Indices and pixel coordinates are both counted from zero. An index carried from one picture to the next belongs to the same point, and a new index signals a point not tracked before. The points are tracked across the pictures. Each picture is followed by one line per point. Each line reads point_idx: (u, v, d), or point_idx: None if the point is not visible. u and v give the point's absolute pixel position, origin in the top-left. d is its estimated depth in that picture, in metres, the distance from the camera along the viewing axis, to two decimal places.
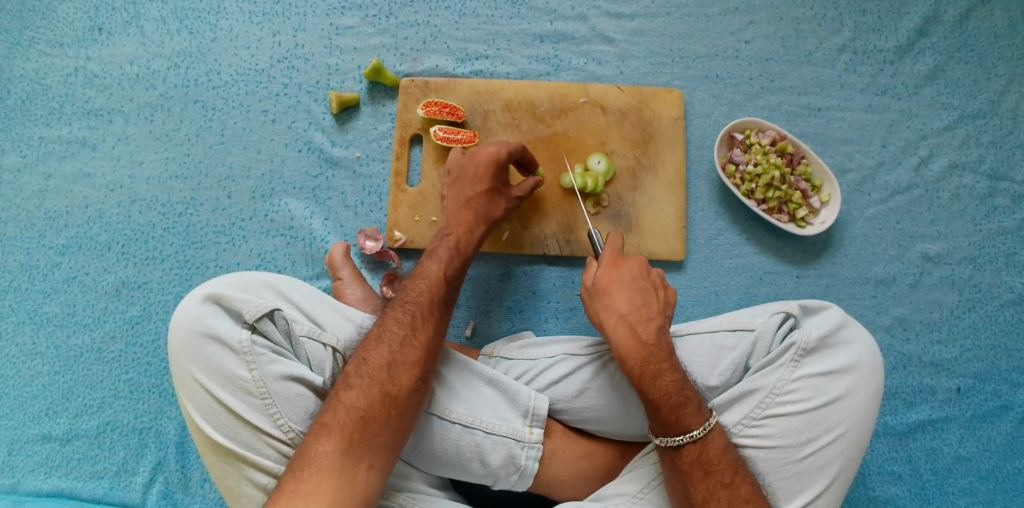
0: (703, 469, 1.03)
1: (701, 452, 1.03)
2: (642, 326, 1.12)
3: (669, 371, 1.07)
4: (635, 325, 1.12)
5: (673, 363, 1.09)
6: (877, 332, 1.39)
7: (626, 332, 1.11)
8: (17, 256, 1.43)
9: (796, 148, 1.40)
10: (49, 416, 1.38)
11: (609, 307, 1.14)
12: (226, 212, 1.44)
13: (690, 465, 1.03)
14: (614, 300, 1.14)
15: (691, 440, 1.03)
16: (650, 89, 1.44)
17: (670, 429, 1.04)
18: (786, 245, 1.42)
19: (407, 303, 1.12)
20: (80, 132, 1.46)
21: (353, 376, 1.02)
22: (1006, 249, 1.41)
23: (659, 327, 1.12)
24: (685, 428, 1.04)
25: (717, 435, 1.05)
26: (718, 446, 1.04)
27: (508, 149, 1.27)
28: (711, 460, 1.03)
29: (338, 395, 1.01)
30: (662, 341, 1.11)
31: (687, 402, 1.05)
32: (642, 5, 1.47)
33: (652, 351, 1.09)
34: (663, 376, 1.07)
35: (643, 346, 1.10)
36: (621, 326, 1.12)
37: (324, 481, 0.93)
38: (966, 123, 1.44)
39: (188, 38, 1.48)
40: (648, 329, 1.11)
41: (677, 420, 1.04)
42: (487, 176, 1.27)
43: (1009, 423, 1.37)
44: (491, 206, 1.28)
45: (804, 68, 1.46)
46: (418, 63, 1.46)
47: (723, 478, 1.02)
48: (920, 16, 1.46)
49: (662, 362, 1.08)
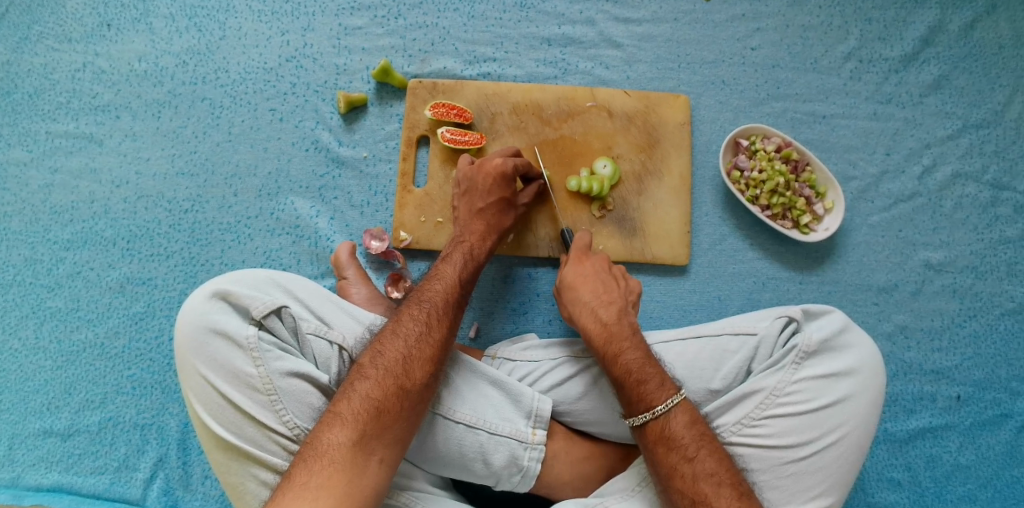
0: (667, 444, 1.03)
1: (664, 428, 1.04)
2: (604, 310, 1.18)
3: (631, 349, 1.12)
4: (596, 310, 1.18)
5: (634, 341, 1.14)
6: (878, 339, 1.40)
7: (589, 316, 1.18)
8: (22, 251, 1.43)
9: (801, 154, 1.41)
10: (51, 411, 1.38)
11: (575, 300, 1.21)
12: (233, 209, 1.44)
13: (655, 442, 1.04)
14: (578, 293, 1.21)
15: (653, 417, 1.05)
16: (657, 93, 1.44)
17: (634, 407, 1.07)
18: (789, 251, 1.42)
19: (423, 302, 1.13)
20: (88, 128, 1.47)
21: (368, 367, 1.03)
22: (1008, 258, 1.42)
23: (620, 310, 1.18)
24: (647, 405, 1.06)
25: (683, 413, 1.05)
26: (684, 421, 1.04)
27: (515, 162, 1.28)
28: (674, 435, 1.03)
29: (351, 386, 1.01)
30: (624, 321, 1.17)
31: (648, 379, 1.08)
32: (650, 10, 1.48)
33: (614, 330, 1.15)
34: (625, 354, 1.12)
35: (604, 328, 1.16)
36: (585, 311, 1.19)
37: (336, 472, 0.93)
38: (969, 132, 1.45)
39: (197, 35, 1.49)
40: (608, 312, 1.17)
41: (640, 397, 1.07)
42: (497, 188, 1.28)
43: (1008, 432, 1.37)
44: (502, 217, 1.29)
45: (809, 75, 1.47)
46: (426, 65, 1.47)
47: (687, 453, 1.01)
48: (926, 26, 1.47)
49: (623, 340, 1.14)
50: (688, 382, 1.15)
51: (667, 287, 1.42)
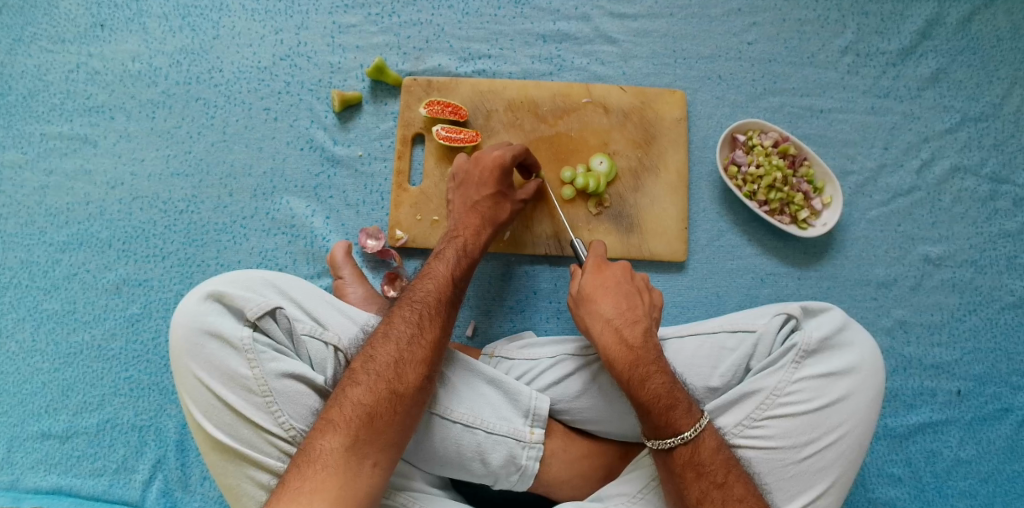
0: (696, 470, 1.02)
1: (693, 454, 1.03)
2: (628, 330, 1.12)
3: (657, 374, 1.07)
4: (621, 329, 1.12)
5: (661, 366, 1.09)
6: (877, 334, 1.40)
7: (612, 336, 1.12)
8: (18, 253, 1.43)
9: (798, 149, 1.40)
10: (49, 413, 1.38)
11: (594, 313, 1.15)
12: (228, 210, 1.43)
13: (683, 467, 1.03)
14: (599, 307, 1.15)
15: (682, 442, 1.03)
16: (653, 89, 1.43)
17: (662, 432, 1.04)
18: (788, 247, 1.42)
19: (415, 302, 1.11)
20: (82, 129, 1.46)
21: (360, 373, 1.02)
22: (1007, 252, 1.41)
23: (645, 330, 1.13)
24: (676, 430, 1.03)
25: (709, 436, 1.04)
26: (710, 447, 1.04)
27: (512, 153, 1.28)
28: (703, 461, 1.03)
29: (344, 391, 1.01)
30: (649, 343, 1.11)
31: (678, 404, 1.05)
32: (646, 5, 1.47)
33: (639, 354, 1.10)
34: (652, 379, 1.07)
35: (630, 350, 1.10)
36: (607, 330, 1.13)
37: (329, 477, 0.93)
38: (968, 126, 1.44)
39: (190, 35, 1.48)
40: (634, 333, 1.12)
41: (668, 423, 1.04)
42: (491, 179, 1.28)
43: (1009, 426, 1.37)
44: (497, 209, 1.28)
45: (806, 70, 1.46)
46: (420, 62, 1.46)
47: (716, 479, 1.02)
48: (923, 19, 1.46)
49: (650, 364, 1.08)
50: (687, 380, 1.15)
51: (665, 283, 1.41)
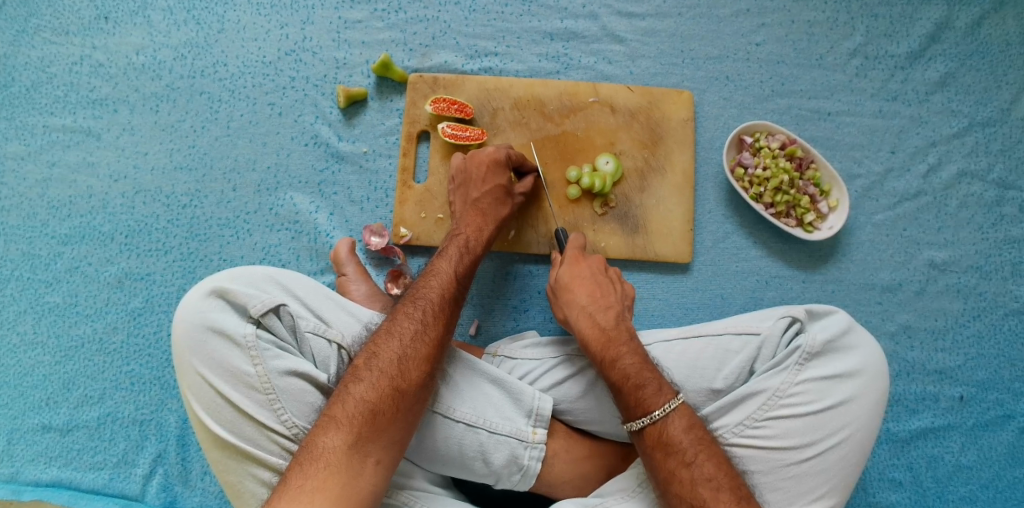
0: (664, 449, 1.01)
1: (662, 432, 1.02)
2: (601, 314, 1.15)
3: (629, 354, 1.10)
4: (594, 314, 1.15)
5: (632, 347, 1.11)
6: (881, 338, 1.39)
7: (586, 320, 1.15)
8: (20, 245, 1.42)
9: (805, 152, 1.39)
10: (50, 406, 1.38)
11: (570, 301, 1.18)
12: (232, 205, 1.43)
13: (653, 447, 1.02)
14: (574, 295, 1.18)
15: (650, 422, 1.03)
16: (660, 89, 1.43)
17: (631, 412, 1.05)
18: (792, 250, 1.41)
19: (419, 299, 1.11)
20: (85, 121, 1.45)
21: (363, 370, 1.02)
22: (1012, 258, 1.41)
23: (617, 314, 1.16)
24: (644, 411, 1.03)
25: (680, 416, 1.03)
26: (681, 426, 1.02)
27: (507, 150, 1.29)
28: (671, 440, 1.01)
29: (347, 389, 1.00)
30: (621, 326, 1.15)
31: (645, 384, 1.06)
32: (654, 5, 1.47)
33: (611, 335, 1.13)
34: (622, 358, 1.09)
35: (602, 332, 1.13)
36: (582, 315, 1.16)
37: (331, 475, 0.92)
38: (976, 130, 1.43)
39: (196, 28, 1.47)
40: (606, 317, 1.15)
41: (637, 402, 1.04)
42: (490, 176, 1.28)
43: (1011, 433, 1.37)
44: (498, 207, 1.28)
45: (815, 72, 1.45)
46: (426, 59, 1.45)
47: (685, 458, 1.00)
48: (933, 22, 1.45)
49: (621, 345, 1.11)
50: (690, 382, 1.14)
51: (669, 285, 1.41)
